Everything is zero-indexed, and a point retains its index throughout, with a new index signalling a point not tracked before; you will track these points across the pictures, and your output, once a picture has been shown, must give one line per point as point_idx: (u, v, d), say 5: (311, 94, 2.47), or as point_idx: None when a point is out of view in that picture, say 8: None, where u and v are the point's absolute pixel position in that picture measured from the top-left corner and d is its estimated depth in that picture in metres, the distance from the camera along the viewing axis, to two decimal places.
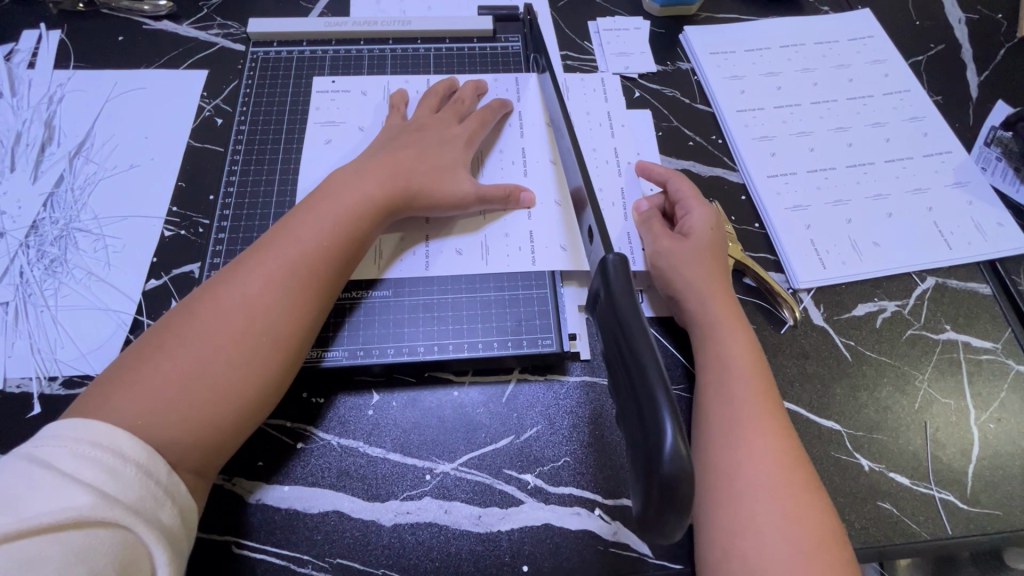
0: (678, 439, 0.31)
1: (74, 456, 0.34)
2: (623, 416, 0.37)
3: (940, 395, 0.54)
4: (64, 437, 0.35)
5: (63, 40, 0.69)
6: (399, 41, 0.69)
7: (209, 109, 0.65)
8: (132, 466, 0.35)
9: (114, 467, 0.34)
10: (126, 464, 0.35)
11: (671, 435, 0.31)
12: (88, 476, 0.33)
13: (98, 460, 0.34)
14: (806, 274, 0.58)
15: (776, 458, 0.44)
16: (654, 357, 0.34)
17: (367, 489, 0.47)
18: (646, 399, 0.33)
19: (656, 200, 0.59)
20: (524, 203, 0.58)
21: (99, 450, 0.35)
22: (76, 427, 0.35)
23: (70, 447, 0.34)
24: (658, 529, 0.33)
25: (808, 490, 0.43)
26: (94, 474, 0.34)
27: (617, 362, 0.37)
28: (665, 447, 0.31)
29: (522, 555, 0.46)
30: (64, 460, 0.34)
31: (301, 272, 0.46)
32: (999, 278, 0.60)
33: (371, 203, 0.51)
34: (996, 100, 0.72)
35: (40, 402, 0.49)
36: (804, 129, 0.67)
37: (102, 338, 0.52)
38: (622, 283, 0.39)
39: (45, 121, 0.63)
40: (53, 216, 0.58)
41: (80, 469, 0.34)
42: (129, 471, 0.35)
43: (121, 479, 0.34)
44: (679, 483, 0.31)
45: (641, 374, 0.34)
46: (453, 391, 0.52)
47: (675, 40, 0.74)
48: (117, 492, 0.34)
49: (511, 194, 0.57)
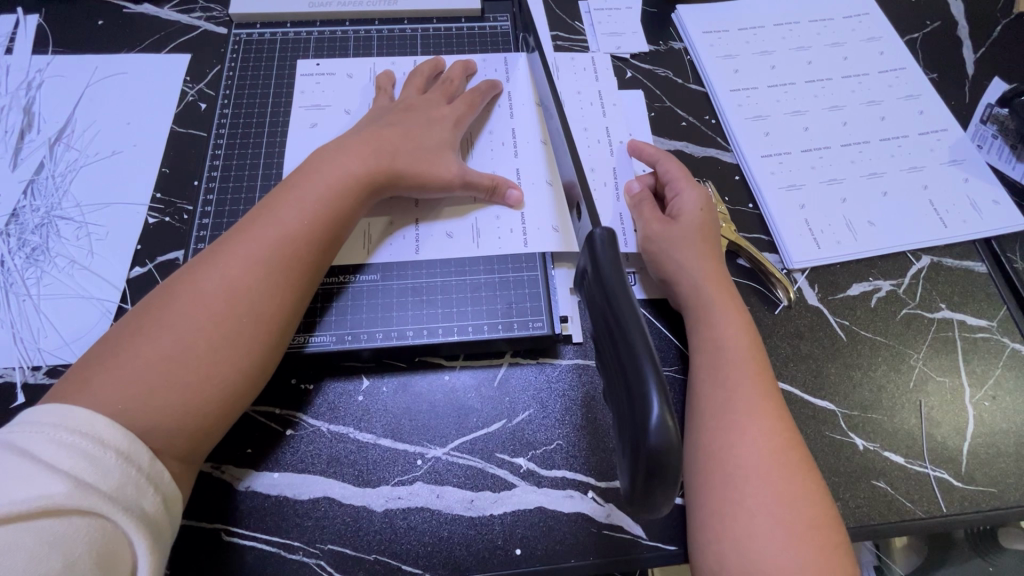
0: (665, 414, 0.31)
1: (53, 443, 0.34)
2: (613, 392, 0.37)
3: (935, 374, 0.54)
4: (42, 423, 0.34)
5: (41, 24, 0.67)
6: (386, 22, 0.67)
7: (192, 93, 0.64)
8: (112, 452, 0.35)
9: (93, 454, 0.34)
10: (106, 450, 0.35)
11: (658, 410, 0.31)
12: (66, 463, 0.33)
13: (77, 447, 0.34)
14: (800, 254, 0.57)
15: (769, 438, 0.43)
16: (643, 333, 0.34)
17: (358, 474, 0.47)
18: (632, 374, 0.33)
19: (648, 181, 0.58)
20: (510, 202, 0.56)
21: (77, 437, 0.34)
22: (55, 413, 0.35)
23: (48, 433, 0.34)
24: (648, 503, 0.33)
25: (798, 470, 0.43)
26: (71, 461, 0.33)
27: (605, 338, 0.37)
28: (651, 421, 0.31)
29: (515, 538, 0.45)
30: (40, 445, 0.33)
31: (282, 252, 0.45)
32: (995, 256, 0.60)
33: (355, 182, 0.50)
34: (993, 77, 0.71)
35: (24, 392, 0.49)
36: (798, 108, 0.66)
37: (85, 326, 0.51)
38: (609, 257, 0.38)
39: (24, 107, 0.62)
40: (34, 204, 0.57)
41: (57, 455, 0.33)
42: (109, 458, 0.35)
43: (101, 466, 0.34)
44: (667, 458, 0.30)
45: (630, 351, 0.33)
46: (444, 375, 0.51)
47: (668, 19, 0.72)
48: (96, 480, 0.33)
49: (498, 186, 0.55)
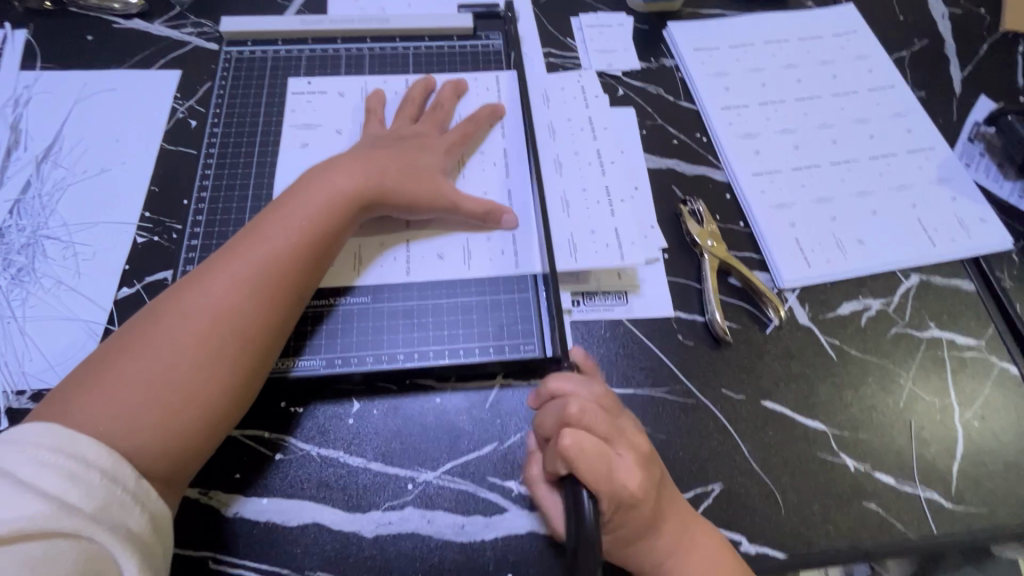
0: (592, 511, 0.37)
1: (36, 464, 0.34)
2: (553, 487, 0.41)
3: (924, 393, 0.54)
4: (23, 443, 0.35)
5: (29, 40, 0.66)
6: (378, 40, 0.67)
7: (182, 111, 0.63)
8: (96, 472, 0.36)
9: (77, 475, 0.35)
10: (89, 469, 0.36)
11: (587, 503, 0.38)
12: (48, 485, 0.34)
13: (60, 467, 0.35)
14: (790, 274, 0.58)
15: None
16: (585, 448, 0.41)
17: (348, 499, 0.47)
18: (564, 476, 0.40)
19: (589, 407, 0.44)
20: (505, 225, 0.56)
21: (62, 457, 0.35)
22: (39, 433, 0.36)
23: (31, 454, 0.35)
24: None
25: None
26: (54, 482, 0.34)
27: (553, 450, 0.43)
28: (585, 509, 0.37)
29: (507, 564, 0.45)
30: (23, 467, 0.34)
31: (266, 271, 0.45)
32: (982, 274, 0.60)
33: (343, 204, 0.50)
34: (979, 95, 0.72)
35: (7, 417, 0.48)
36: (788, 126, 0.66)
37: (71, 348, 0.51)
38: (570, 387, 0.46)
39: (11, 125, 0.61)
40: (20, 224, 0.56)
41: (40, 477, 0.34)
42: (92, 478, 0.36)
43: (84, 486, 0.35)
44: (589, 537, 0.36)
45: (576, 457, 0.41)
46: (435, 397, 0.51)
47: (659, 36, 0.73)
48: (77, 501, 0.34)
49: (491, 213, 0.55)
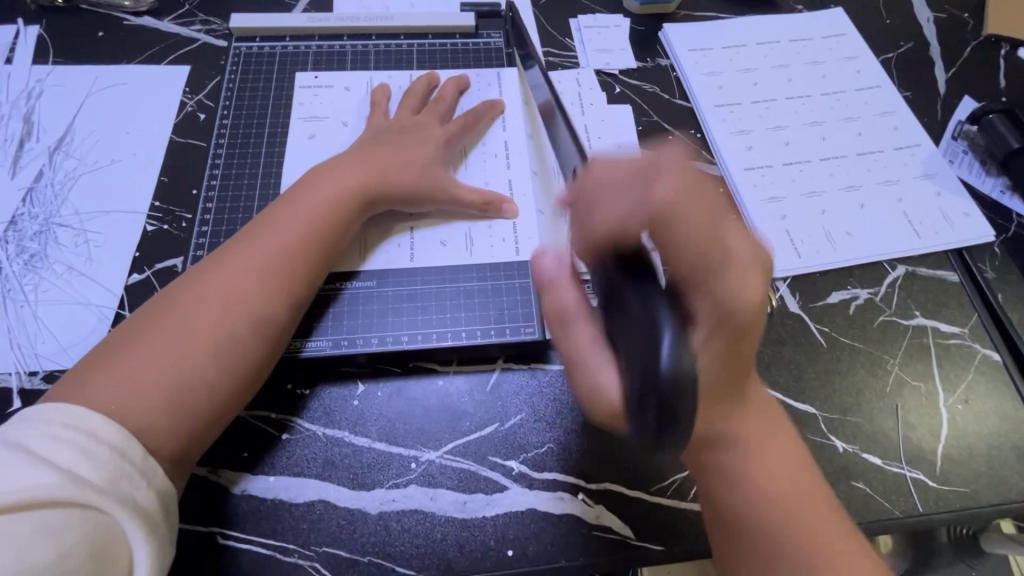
0: (676, 350, 0.29)
1: (51, 438, 0.36)
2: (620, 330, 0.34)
3: (910, 378, 0.56)
4: (42, 420, 0.37)
5: (42, 34, 0.68)
6: (383, 37, 0.69)
7: (191, 104, 0.65)
8: (106, 447, 0.37)
9: (89, 449, 0.36)
10: (100, 445, 0.37)
11: (671, 352, 0.29)
12: (62, 458, 0.35)
13: (73, 442, 0.36)
14: (781, 264, 0.60)
15: (810, 542, 0.40)
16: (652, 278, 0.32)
17: (353, 478, 0.48)
18: (636, 307, 0.32)
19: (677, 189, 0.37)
20: (506, 214, 0.58)
21: (76, 433, 0.37)
22: (56, 412, 0.38)
23: (48, 429, 0.37)
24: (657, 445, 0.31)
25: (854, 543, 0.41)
26: (67, 455, 0.36)
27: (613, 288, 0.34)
28: (662, 355, 0.29)
29: (506, 540, 0.47)
30: (39, 442, 0.36)
31: (278, 261, 0.47)
32: (966, 265, 0.62)
33: (351, 196, 0.52)
34: (963, 96, 0.74)
35: (20, 397, 0.49)
36: (779, 123, 0.69)
37: (83, 332, 0.52)
38: None
39: (24, 116, 0.63)
40: (32, 212, 0.57)
41: (54, 450, 0.36)
42: (103, 453, 0.37)
43: (95, 460, 0.36)
44: (680, 394, 0.28)
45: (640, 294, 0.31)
46: (437, 379, 0.52)
47: (655, 37, 0.75)
48: (87, 474, 0.36)
49: (491, 203, 0.57)
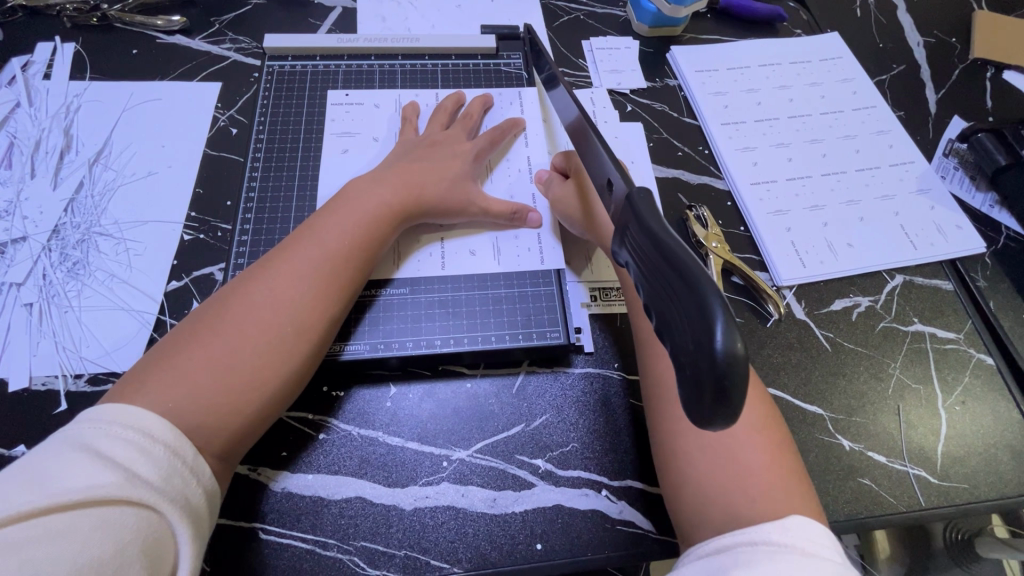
0: (732, 337, 0.26)
1: (109, 437, 0.36)
2: (660, 314, 0.31)
3: (910, 381, 0.59)
4: (99, 420, 0.37)
5: (78, 51, 0.71)
6: (408, 57, 0.73)
7: (224, 119, 0.68)
8: (162, 447, 0.37)
9: (146, 448, 0.36)
10: (156, 444, 0.37)
11: (723, 330, 0.26)
12: (121, 456, 0.35)
13: (130, 441, 0.36)
14: (788, 273, 0.63)
15: (765, 471, 0.43)
16: (696, 260, 0.29)
17: (388, 475, 0.50)
18: (684, 293, 0.28)
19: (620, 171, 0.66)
20: (531, 223, 0.61)
21: (132, 432, 0.37)
22: (112, 412, 0.38)
23: (107, 429, 0.36)
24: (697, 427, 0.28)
25: (797, 477, 0.44)
26: (126, 454, 0.35)
27: (656, 271, 0.31)
28: (717, 342, 0.26)
29: (535, 535, 0.49)
30: (100, 440, 0.36)
31: (324, 269, 0.50)
32: (959, 275, 0.66)
33: (388, 209, 0.55)
34: (953, 116, 0.79)
35: (66, 399, 0.51)
36: (782, 141, 0.73)
37: (125, 336, 0.54)
38: (650, 213, 0.34)
39: (64, 129, 0.65)
40: (74, 221, 0.60)
41: (114, 449, 0.35)
42: (159, 452, 0.37)
43: (152, 458, 0.36)
44: (733, 377, 0.25)
45: (688, 277, 0.29)
46: (466, 382, 0.55)
47: (663, 59, 0.79)
48: (145, 473, 0.35)
49: (517, 212, 0.60)
